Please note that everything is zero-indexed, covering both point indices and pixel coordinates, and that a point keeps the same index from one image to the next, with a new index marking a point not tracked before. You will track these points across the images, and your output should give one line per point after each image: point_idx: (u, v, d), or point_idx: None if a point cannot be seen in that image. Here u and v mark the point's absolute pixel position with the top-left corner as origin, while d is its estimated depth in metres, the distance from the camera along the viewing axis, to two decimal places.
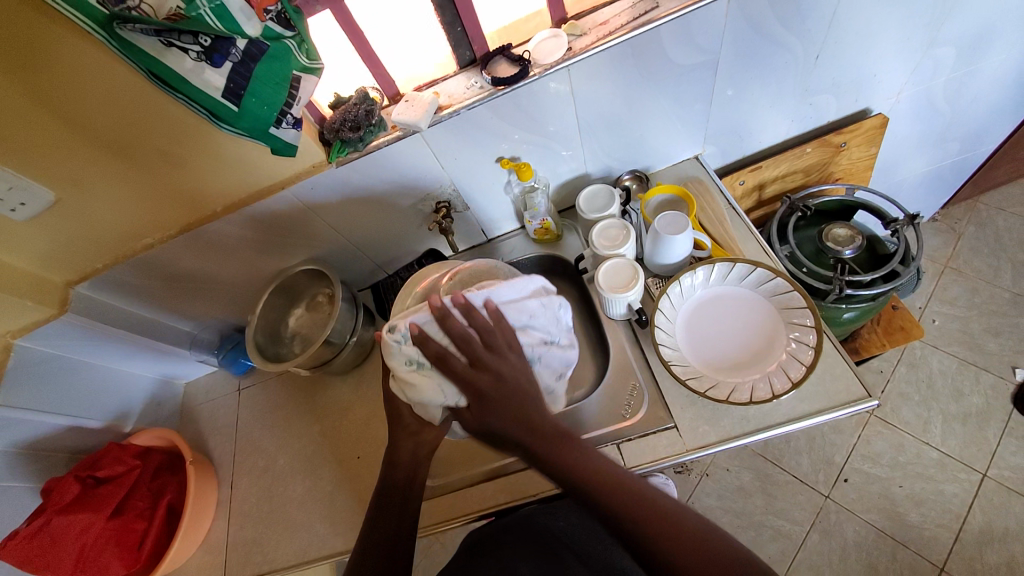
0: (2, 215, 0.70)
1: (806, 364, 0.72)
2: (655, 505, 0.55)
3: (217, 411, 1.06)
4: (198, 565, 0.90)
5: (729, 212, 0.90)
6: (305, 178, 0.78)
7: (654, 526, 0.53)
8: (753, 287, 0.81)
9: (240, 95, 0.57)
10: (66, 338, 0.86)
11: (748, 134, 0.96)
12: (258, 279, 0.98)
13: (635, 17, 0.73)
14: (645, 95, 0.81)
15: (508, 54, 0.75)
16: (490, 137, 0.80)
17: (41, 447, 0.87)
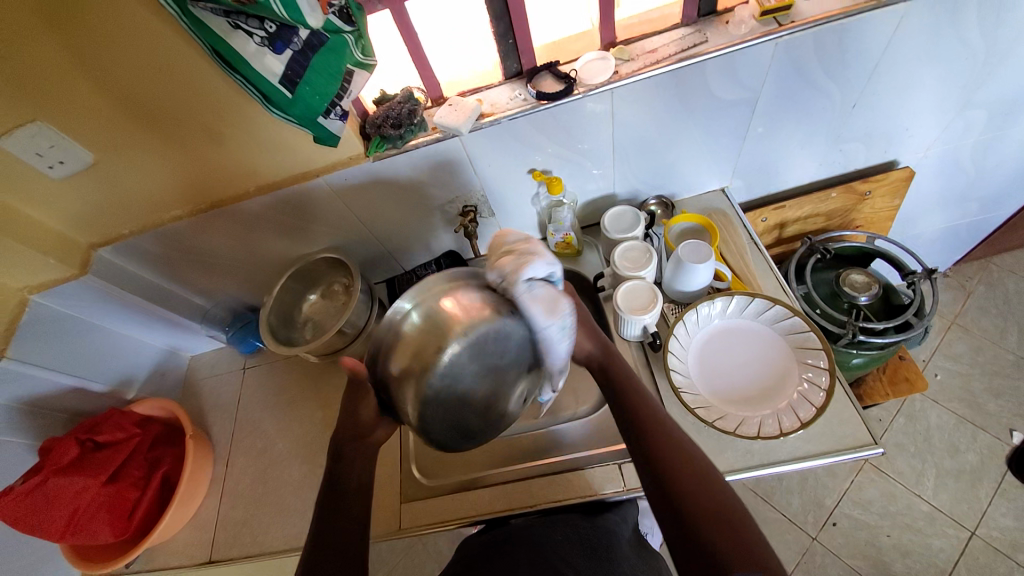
0: (39, 170, 0.71)
1: (815, 406, 0.72)
2: (699, 467, 0.59)
3: (220, 387, 1.06)
4: (188, 540, 0.90)
5: (751, 247, 0.91)
6: (339, 169, 0.79)
7: (695, 486, 0.57)
8: (769, 324, 0.81)
9: (296, 83, 0.58)
10: (82, 299, 0.87)
11: (776, 173, 0.98)
12: (278, 262, 0.98)
13: (683, 49, 0.74)
14: (684, 124, 0.82)
15: (554, 70, 0.76)
16: (526, 148, 0.81)
17: (43, 404, 0.86)
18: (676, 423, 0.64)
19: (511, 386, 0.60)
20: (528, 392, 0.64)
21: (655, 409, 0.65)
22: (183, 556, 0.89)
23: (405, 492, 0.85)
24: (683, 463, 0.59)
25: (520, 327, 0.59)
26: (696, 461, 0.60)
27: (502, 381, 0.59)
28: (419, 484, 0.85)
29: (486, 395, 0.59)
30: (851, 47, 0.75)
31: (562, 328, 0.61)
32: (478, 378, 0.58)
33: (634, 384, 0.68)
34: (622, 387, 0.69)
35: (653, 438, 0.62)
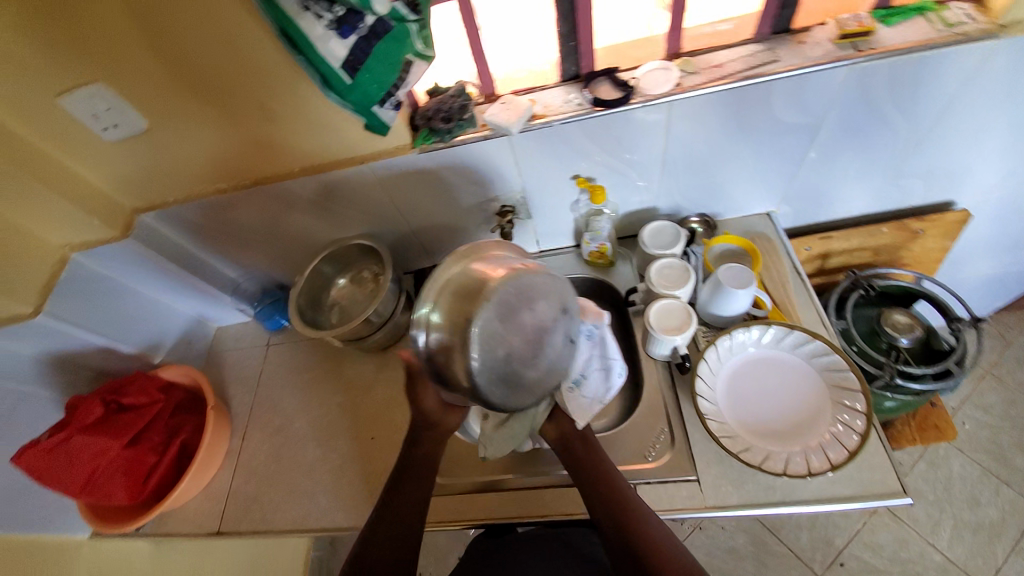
0: (95, 131, 0.72)
1: (847, 449, 0.69)
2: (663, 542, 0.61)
3: (243, 361, 1.07)
4: (199, 509, 0.91)
5: (793, 276, 0.89)
6: (385, 158, 0.79)
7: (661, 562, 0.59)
8: (806, 358, 0.79)
9: (357, 70, 0.58)
10: (120, 261, 0.88)
11: (827, 202, 0.94)
12: (312, 244, 0.99)
13: (750, 66, 0.72)
14: (739, 144, 0.80)
15: (613, 76, 0.74)
16: (574, 153, 0.80)
17: (74, 360, 0.88)
18: (648, 514, 0.64)
19: (542, 329, 0.62)
20: (562, 337, 0.64)
21: (626, 497, 0.66)
22: (193, 524, 0.90)
23: None
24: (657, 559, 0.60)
25: (539, 277, 0.62)
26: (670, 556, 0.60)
27: (531, 327, 0.61)
28: (430, 481, 0.85)
29: (524, 344, 0.61)
30: (928, 80, 0.72)
31: (620, 369, 0.79)
32: (512, 335, 0.60)
33: (609, 473, 0.68)
34: (595, 471, 0.69)
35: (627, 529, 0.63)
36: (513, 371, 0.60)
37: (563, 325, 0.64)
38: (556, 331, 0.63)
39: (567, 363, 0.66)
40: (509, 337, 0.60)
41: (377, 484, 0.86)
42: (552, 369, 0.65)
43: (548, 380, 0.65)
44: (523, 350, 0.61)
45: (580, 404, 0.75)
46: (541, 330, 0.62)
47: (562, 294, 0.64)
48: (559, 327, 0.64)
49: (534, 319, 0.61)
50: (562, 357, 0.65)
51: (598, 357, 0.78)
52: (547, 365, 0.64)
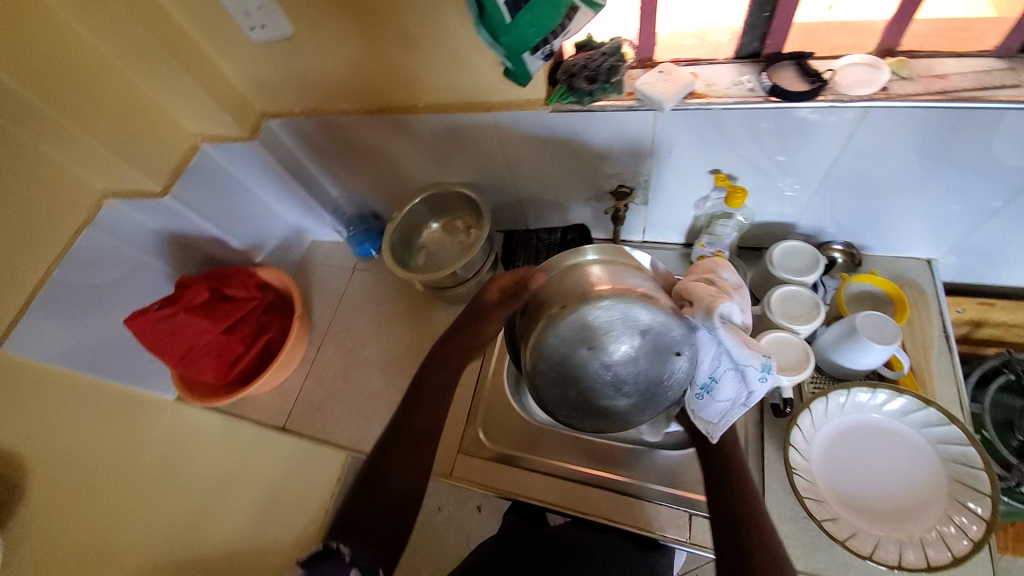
0: (243, 30, 0.73)
1: (953, 554, 0.60)
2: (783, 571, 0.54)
3: (328, 278, 1.11)
4: (270, 403, 0.99)
5: (940, 342, 0.75)
6: (513, 110, 0.73)
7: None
8: (929, 440, 0.68)
9: (519, 8, 0.51)
10: (242, 160, 0.91)
11: (1012, 264, 0.77)
12: (416, 181, 0.97)
13: (983, 85, 0.57)
14: (932, 173, 0.65)
15: (802, 63, 0.62)
16: (722, 146, 0.70)
17: (188, 242, 0.94)
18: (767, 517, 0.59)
19: (616, 359, 0.53)
20: (657, 358, 0.54)
21: (749, 490, 0.61)
22: (263, 414, 0.98)
23: (464, 443, 0.85)
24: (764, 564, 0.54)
25: (608, 310, 0.51)
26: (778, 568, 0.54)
27: (600, 360, 0.53)
28: (479, 442, 0.85)
29: (593, 380, 0.55)
30: None
31: (759, 371, 0.55)
32: (575, 368, 0.54)
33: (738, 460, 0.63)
34: (731, 456, 0.64)
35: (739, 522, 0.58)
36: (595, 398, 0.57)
37: (650, 354, 0.53)
38: (637, 364, 0.54)
39: (682, 379, 0.56)
40: (574, 373, 0.55)
41: None
42: (652, 387, 0.56)
43: (644, 406, 0.58)
44: (594, 382, 0.55)
45: (713, 411, 0.60)
46: (621, 355, 0.53)
47: (644, 323, 0.51)
48: (645, 351, 0.53)
49: (600, 356, 0.53)
50: (665, 380, 0.56)
51: (729, 361, 0.56)
52: (645, 384, 0.56)
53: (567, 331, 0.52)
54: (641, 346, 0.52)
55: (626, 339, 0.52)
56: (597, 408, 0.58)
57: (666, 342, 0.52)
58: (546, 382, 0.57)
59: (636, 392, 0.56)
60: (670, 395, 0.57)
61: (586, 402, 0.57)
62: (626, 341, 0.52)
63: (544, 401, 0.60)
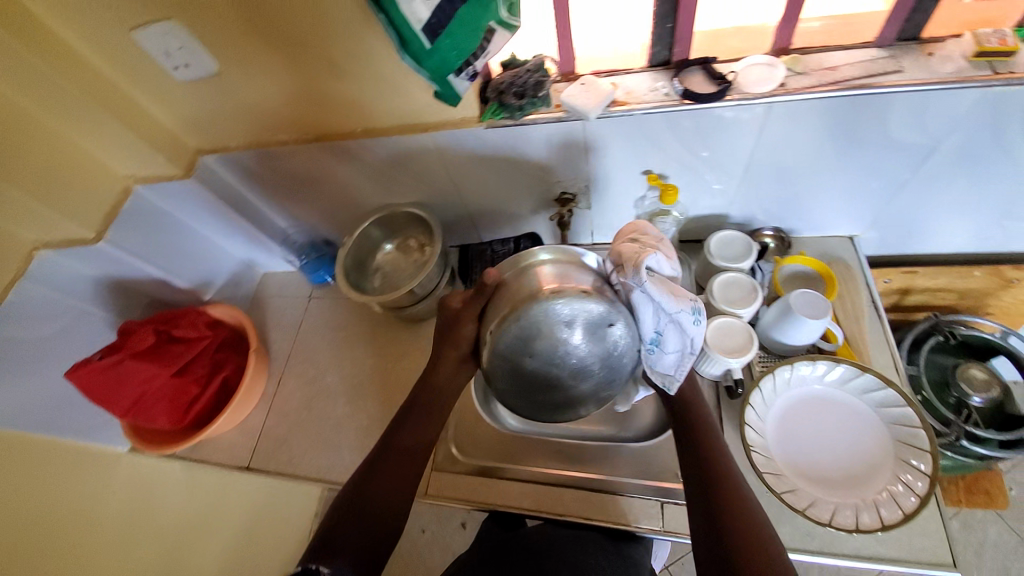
0: (167, 69, 0.72)
1: (904, 511, 0.63)
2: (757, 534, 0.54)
3: (284, 309, 1.10)
4: (231, 443, 0.96)
5: (869, 311, 0.81)
6: (449, 129, 0.75)
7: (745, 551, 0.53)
8: (871, 405, 0.72)
9: (437, 33, 0.54)
10: (180, 198, 0.89)
11: (921, 234, 0.85)
12: (364, 204, 0.97)
13: (867, 74, 0.63)
14: (837, 157, 0.71)
15: (708, 67, 0.67)
16: (649, 148, 0.74)
17: (131, 286, 0.92)
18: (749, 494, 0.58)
19: (555, 350, 0.57)
20: (592, 335, 0.57)
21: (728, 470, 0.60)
22: (224, 457, 0.94)
23: (435, 460, 0.85)
24: (751, 543, 0.53)
25: (543, 310, 0.55)
26: (766, 545, 0.54)
27: (541, 357, 0.57)
28: (450, 457, 0.85)
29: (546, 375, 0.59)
30: None
31: (690, 315, 0.59)
32: (526, 366, 0.58)
33: (715, 443, 0.63)
34: (701, 427, 0.65)
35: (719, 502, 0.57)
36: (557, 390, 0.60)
37: (590, 340, 0.57)
38: (580, 353, 0.57)
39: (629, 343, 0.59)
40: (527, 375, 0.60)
41: None
42: (604, 361, 0.59)
43: (602, 389, 0.61)
44: (547, 377, 0.59)
45: (665, 366, 0.62)
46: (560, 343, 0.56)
47: (576, 315, 0.55)
48: (577, 333, 0.56)
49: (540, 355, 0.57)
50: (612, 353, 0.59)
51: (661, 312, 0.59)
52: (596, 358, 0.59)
53: (514, 336, 0.56)
54: (580, 335, 0.56)
55: (564, 333, 0.56)
56: (561, 400, 0.61)
57: (601, 325, 0.56)
58: (508, 386, 0.61)
59: (589, 376, 0.59)
60: (622, 374, 0.61)
61: (547, 398, 0.61)
62: (565, 333, 0.56)
63: (511, 402, 0.63)
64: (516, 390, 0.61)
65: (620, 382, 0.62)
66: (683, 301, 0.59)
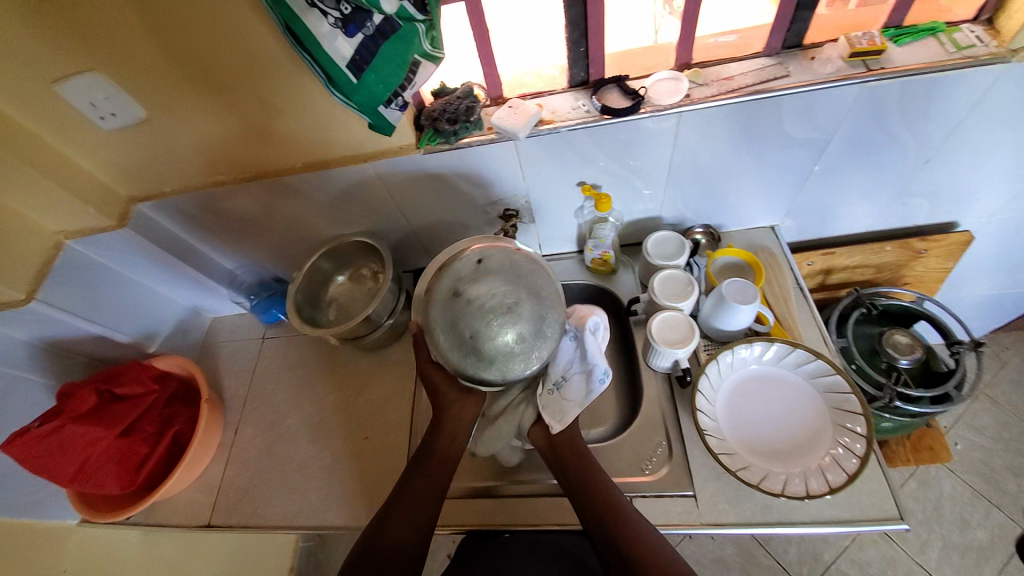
0: (92, 120, 0.71)
1: (847, 473, 0.68)
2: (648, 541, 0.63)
3: (237, 353, 1.07)
4: (189, 500, 0.91)
5: (796, 292, 0.88)
6: (389, 157, 0.78)
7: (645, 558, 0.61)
8: (807, 378, 0.78)
9: (362, 69, 0.57)
10: (116, 249, 0.87)
11: (831, 218, 0.94)
12: (312, 239, 0.98)
13: (760, 80, 0.71)
14: (747, 156, 0.79)
15: (622, 84, 0.74)
16: (580, 161, 0.79)
17: (67, 347, 0.87)
18: (634, 515, 0.65)
19: (483, 308, 0.60)
20: (496, 279, 0.63)
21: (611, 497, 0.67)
22: (182, 516, 0.89)
23: None
24: (651, 560, 0.60)
25: (448, 281, 0.65)
26: (664, 558, 0.61)
27: (481, 323, 0.60)
28: None
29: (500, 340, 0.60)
30: (940, 97, 0.70)
31: (600, 375, 0.69)
32: (471, 335, 0.60)
33: (595, 476, 0.69)
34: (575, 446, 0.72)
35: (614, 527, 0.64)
36: (523, 339, 0.60)
37: (491, 271, 0.64)
38: (487, 285, 0.62)
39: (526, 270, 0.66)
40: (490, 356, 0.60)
41: (367, 484, 0.85)
42: (523, 286, 0.63)
43: (539, 303, 0.63)
44: (507, 338, 0.60)
45: (558, 408, 0.72)
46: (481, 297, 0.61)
47: (461, 268, 0.66)
48: (484, 287, 0.62)
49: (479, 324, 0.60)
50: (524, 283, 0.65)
51: (579, 360, 0.71)
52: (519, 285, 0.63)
53: (451, 316, 0.62)
54: (479, 275, 0.64)
55: (471, 279, 0.64)
56: (522, 338, 0.60)
57: (492, 258, 0.66)
58: (485, 365, 0.61)
59: (518, 291, 0.62)
60: (542, 283, 0.65)
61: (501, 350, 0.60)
62: (472, 282, 0.63)
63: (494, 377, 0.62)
64: (483, 361, 0.60)
65: (547, 288, 0.65)
66: (602, 359, 0.70)
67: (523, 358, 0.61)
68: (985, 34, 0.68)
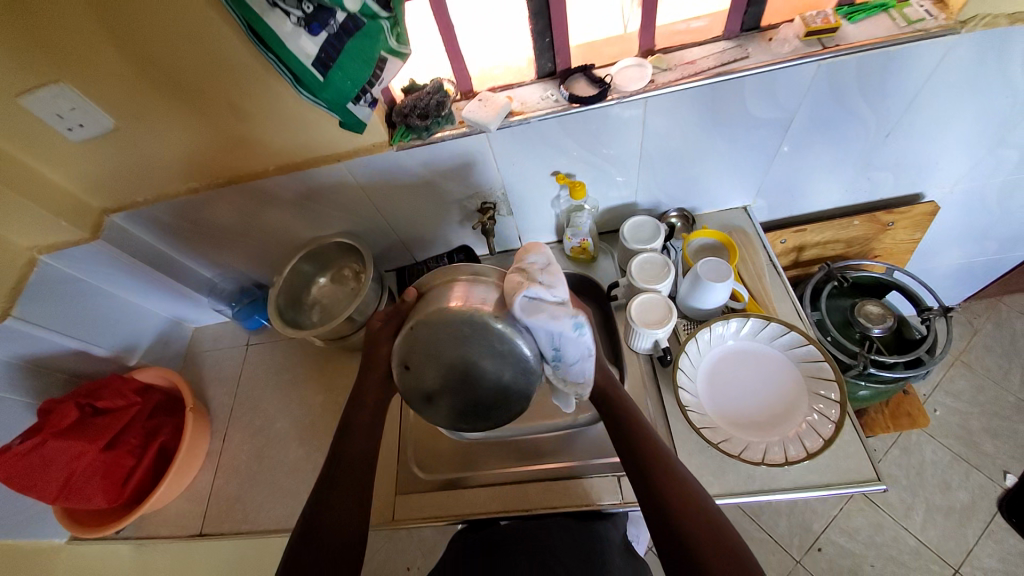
0: (58, 131, 0.70)
1: (823, 438, 0.71)
2: (689, 495, 0.61)
3: (222, 361, 1.06)
4: (180, 510, 0.90)
5: (769, 269, 0.90)
6: (363, 155, 0.78)
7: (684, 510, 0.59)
8: (783, 350, 0.80)
9: (329, 67, 0.57)
10: (91, 263, 0.86)
11: (800, 196, 0.96)
12: (291, 242, 0.97)
13: (721, 63, 0.73)
14: (714, 138, 0.81)
15: (589, 73, 0.75)
16: (552, 150, 0.80)
17: (46, 363, 0.86)
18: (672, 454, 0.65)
19: (448, 395, 0.61)
20: (429, 369, 0.59)
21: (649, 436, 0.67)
22: (174, 526, 0.89)
23: (399, 483, 0.85)
24: (694, 510, 0.60)
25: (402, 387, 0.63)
26: (706, 510, 0.60)
27: (457, 403, 0.61)
28: (414, 477, 0.85)
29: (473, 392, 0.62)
30: (895, 70, 0.73)
31: (575, 328, 0.59)
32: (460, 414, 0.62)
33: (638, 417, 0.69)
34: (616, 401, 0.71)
35: (657, 470, 0.63)
36: (494, 385, 0.60)
37: (424, 354, 0.59)
38: (432, 377, 0.60)
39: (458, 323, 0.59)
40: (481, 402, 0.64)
41: None
42: (449, 352, 0.59)
43: (471, 352, 0.58)
44: (485, 396, 0.61)
45: (575, 373, 0.64)
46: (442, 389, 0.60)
47: (398, 370, 0.61)
48: (430, 375, 0.60)
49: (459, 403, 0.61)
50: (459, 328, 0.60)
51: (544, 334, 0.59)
52: (460, 339, 0.58)
53: (436, 409, 0.62)
54: (416, 362, 0.60)
55: (419, 376, 0.60)
56: (492, 388, 0.60)
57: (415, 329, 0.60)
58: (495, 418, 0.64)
59: (454, 346, 0.58)
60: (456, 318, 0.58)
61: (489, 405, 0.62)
62: (417, 378, 0.60)
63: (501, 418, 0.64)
64: (481, 416, 0.63)
65: (462, 318, 0.58)
66: (565, 317, 0.58)
67: (509, 397, 0.62)
68: (934, 8, 0.71)
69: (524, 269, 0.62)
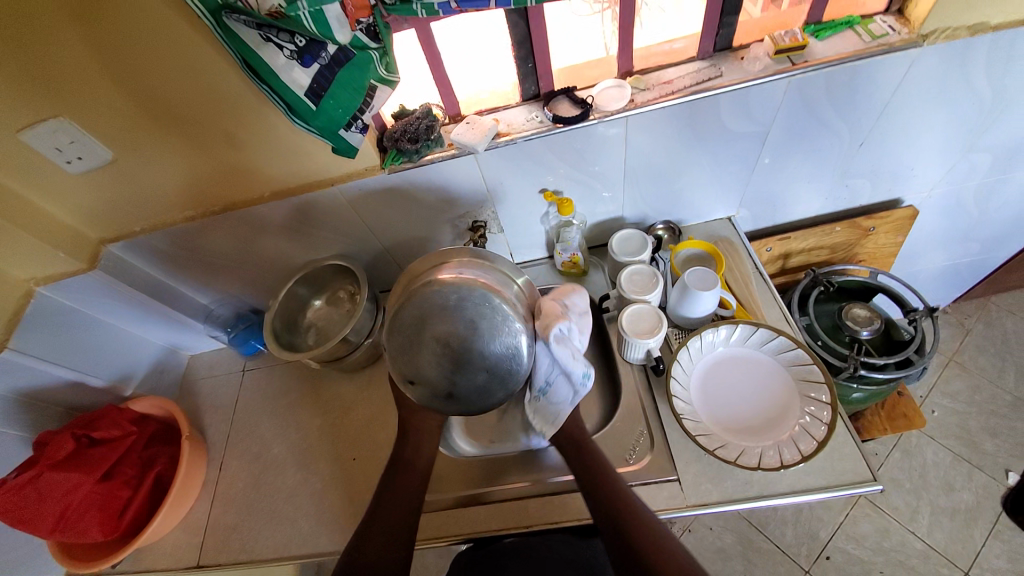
0: (58, 165, 0.72)
1: (817, 440, 0.72)
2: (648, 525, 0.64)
3: (219, 387, 1.06)
4: (176, 542, 0.89)
5: (755, 276, 0.93)
6: (356, 179, 0.81)
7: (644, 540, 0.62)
8: (772, 355, 0.82)
9: (321, 96, 0.60)
10: (89, 294, 0.87)
11: (783, 205, 0.99)
12: (287, 266, 0.99)
13: (697, 82, 0.76)
14: (695, 153, 0.84)
15: (571, 94, 0.78)
16: (540, 169, 0.83)
17: (42, 396, 0.86)
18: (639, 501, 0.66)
19: (440, 365, 0.67)
20: (429, 332, 0.67)
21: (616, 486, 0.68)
22: (170, 558, 0.87)
23: None
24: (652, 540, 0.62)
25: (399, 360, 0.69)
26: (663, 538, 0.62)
27: (448, 377, 0.67)
28: None
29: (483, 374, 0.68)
30: (864, 83, 0.76)
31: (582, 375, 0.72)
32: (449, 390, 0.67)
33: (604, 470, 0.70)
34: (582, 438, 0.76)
35: (627, 517, 0.64)
36: (488, 365, 0.67)
37: (427, 325, 0.67)
38: (428, 346, 0.67)
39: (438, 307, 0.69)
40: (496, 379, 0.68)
41: (359, 504, 0.85)
42: (451, 321, 0.67)
43: (473, 325, 0.66)
44: (476, 375, 0.67)
45: (550, 411, 0.76)
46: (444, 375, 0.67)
47: (398, 338, 0.69)
48: (428, 345, 0.67)
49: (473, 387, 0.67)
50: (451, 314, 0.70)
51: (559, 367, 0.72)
52: (426, 320, 0.68)
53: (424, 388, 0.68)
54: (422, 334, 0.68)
55: (419, 350, 0.67)
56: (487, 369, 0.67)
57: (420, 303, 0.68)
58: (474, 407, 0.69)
59: (459, 322, 0.67)
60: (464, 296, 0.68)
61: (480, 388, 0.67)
62: (416, 349, 0.67)
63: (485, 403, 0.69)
64: (468, 402, 0.68)
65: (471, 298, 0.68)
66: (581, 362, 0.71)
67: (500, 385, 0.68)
68: (897, 23, 0.75)
69: (564, 305, 0.73)
